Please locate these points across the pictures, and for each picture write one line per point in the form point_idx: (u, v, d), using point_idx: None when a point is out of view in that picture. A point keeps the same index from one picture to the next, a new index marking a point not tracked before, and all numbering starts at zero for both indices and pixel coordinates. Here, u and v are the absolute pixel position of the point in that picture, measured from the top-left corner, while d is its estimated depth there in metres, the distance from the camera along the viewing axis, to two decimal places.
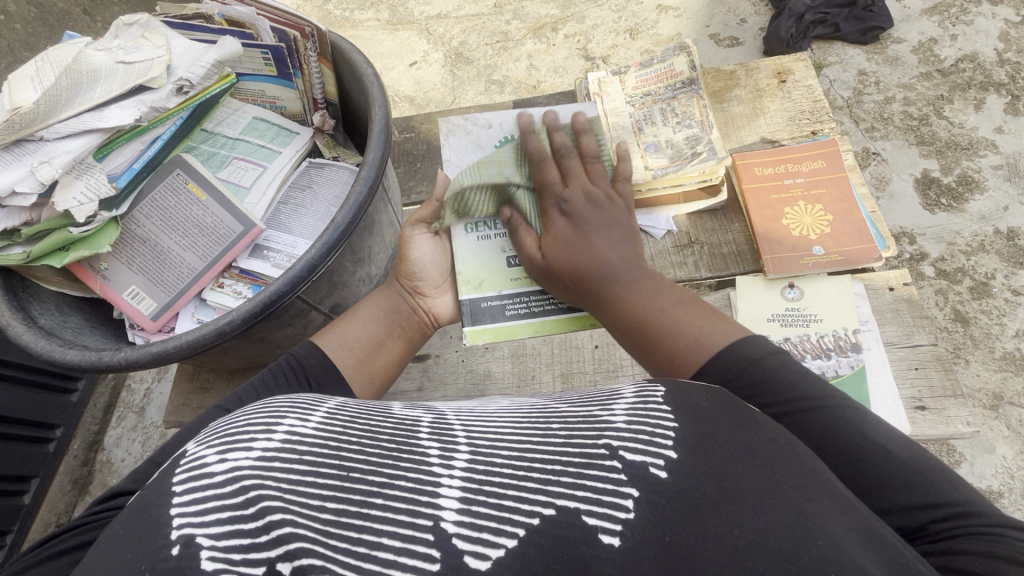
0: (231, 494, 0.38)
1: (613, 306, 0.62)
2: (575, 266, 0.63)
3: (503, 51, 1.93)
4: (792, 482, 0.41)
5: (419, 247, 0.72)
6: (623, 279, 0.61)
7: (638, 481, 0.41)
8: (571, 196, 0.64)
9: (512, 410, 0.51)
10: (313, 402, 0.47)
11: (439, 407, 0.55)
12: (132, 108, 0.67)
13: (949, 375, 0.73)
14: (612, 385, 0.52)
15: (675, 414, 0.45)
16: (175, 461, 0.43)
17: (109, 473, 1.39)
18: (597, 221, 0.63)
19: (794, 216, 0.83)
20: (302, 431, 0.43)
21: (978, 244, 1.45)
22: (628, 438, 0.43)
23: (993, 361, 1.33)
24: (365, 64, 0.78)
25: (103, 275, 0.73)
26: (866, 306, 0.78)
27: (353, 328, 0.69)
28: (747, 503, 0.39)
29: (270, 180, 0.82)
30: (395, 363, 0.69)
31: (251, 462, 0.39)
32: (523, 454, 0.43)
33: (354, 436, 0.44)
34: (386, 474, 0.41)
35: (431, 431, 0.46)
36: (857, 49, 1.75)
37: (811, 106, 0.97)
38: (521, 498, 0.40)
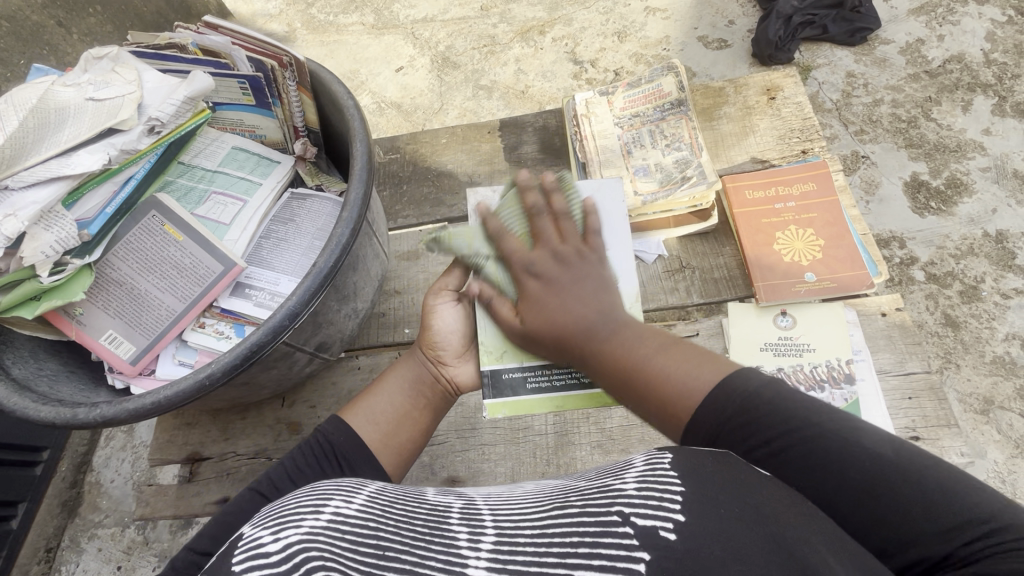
0: (278, 564, 0.40)
1: (598, 310, 0.61)
2: (565, 273, 0.62)
3: (490, 56, 1.90)
4: (794, 535, 0.41)
5: (444, 318, 0.73)
6: (602, 333, 0.61)
7: (649, 546, 0.41)
8: (540, 260, 0.63)
9: (537, 493, 0.53)
10: (355, 488, 0.51)
11: (469, 493, 0.57)
12: (101, 152, 0.66)
13: (943, 404, 0.72)
14: (627, 458, 0.54)
15: (683, 477, 0.46)
16: (232, 543, 0.45)
17: (99, 495, 1.36)
18: (565, 283, 0.62)
19: (785, 242, 0.83)
20: (345, 513, 0.46)
21: (967, 248, 1.45)
22: (638, 503, 0.44)
23: (984, 365, 1.33)
24: (347, 96, 0.75)
25: (79, 321, 0.71)
26: (858, 334, 0.78)
27: (380, 401, 0.69)
28: (753, 560, 0.39)
29: (251, 215, 0.79)
30: (422, 437, 0.70)
31: (300, 536, 0.43)
32: (543, 530, 0.45)
33: (392, 521, 0.47)
34: (418, 554, 0.43)
35: (461, 517, 0.48)
36: (845, 51, 1.74)
37: (801, 124, 0.95)
38: (540, 574, 0.41)
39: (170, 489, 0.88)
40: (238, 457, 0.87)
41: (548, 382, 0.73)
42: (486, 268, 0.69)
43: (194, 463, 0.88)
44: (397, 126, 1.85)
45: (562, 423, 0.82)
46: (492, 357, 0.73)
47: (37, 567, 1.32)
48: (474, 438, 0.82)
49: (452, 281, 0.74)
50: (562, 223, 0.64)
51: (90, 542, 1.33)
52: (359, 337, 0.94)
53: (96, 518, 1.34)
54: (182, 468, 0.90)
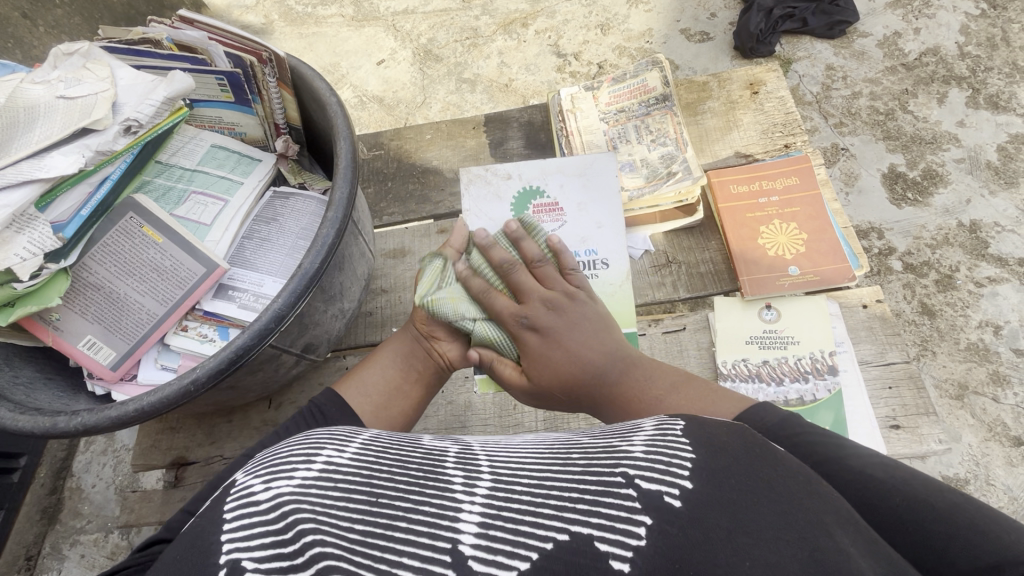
0: (271, 518, 0.40)
1: (604, 355, 0.65)
2: (563, 319, 0.66)
3: (473, 49, 1.88)
4: (811, 517, 0.41)
5: (443, 287, 0.72)
6: (610, 379, 0.64)
7: (653, 510, 0.41)
8: (533, 311, 0.67)
9: (535, 446, 0.52)
10: (349, 436, 0.51)
11: (468, 439, 0.57)
12: (76, 153, 0.64)
13: (922, 392, 0.74)
14: (634, 422, 0.53)
15: (694, 446, 0.45)
16: (224, 491, 0.46)
17: (80, 500, 1.34)
18: (568, 325, 0.66)
19: (769, 236, 0.84)
20: (338, 461, 0.45)
21: (942, 237, 1.48)
22: (644, 467, 0.44)
23: (958, 351, 1.37)
24: (329, 93, 0.74)
25: (56, 326, 0.69)
26: (841, 326, 0.80)
27: (376, 372, 0.70)
28: (763, 535, 0.38)
29: (233, 214, 0.78)
30: (415, 409, 0.69)
31: (291, 489, 0.42)
32: (541, 482, 0.45)
33: (386, 467, 0.46)
34: (413, 500, 0.42)
35: (457, 462, 0.48)
36: (824, 43, 1.76)
37: (783, 119, 0.96)
38: (536, 524, 0.41)
39: (154, 494, 0.86)
40: (224, 461, 0.86)
41: None
42: (475, 328, 0.69)
43: (179, 468, 0.87)
44: (379, 120, 1.82)
45: (551, 420, 0.82)
46: (488, 333, 0.72)
47: None
48: (464, 436, 0.82)
49: (455, 241, 0.74)
50: (545, 269, 0.70)
51: (72, 548, 1.30)
52: (347, 336, 0.93)
53: (78, 524, 1.32)
54: (168, 472, 0.89)
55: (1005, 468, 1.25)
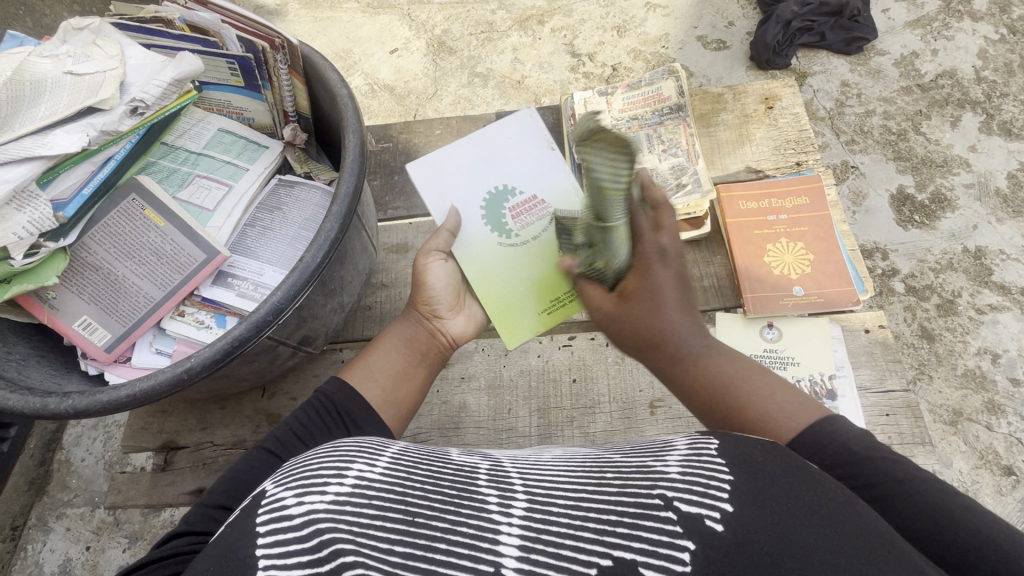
0: (306, 538, 0.41)
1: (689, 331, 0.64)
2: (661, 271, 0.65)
3: (487, 43, 1.87)
4: (854, 544, 0.39)
5: (434, 274, 0.73)
6: (696, 349, 0.63)
7: (694, 534, 0.40)
8: (648, 246, 0.65)
9: (567, 461, 0.52)
10: (379, 448, 0.50)
11: (495, 454, 0.57)
12: (79, 132, 0.63)
13: (919, 422, 0.74)
14: (666, 438, 0.53)
15: (729, 466, 0.45)
16: (256, 499, 0.45)
17: (68, 474, 1.33)
18: (670, 290, 0.64)
19: (776, 254, 0.83)
20: (370, 477, 0.45)
21: (946, 262, 1.47)
22: (682, 489, 0.44)
23: (955, 377, 1.36)
24: (340, 83, 0.73)
25: (52, 305, 0.68)
26: (842, 351, 0.79)
27: (378, 359, 0.69)
28: (809, 553, 0.38)
29: (236, 201, 0.77)
30: (418, 392, 0.69)
31: (325, 507, 0.42)
32: (578, 503, 0.44)
33: (418, 483, 0.46)
34: (448, 520, 0.43)
35: (489, 479, 0.47)
36: (841, 59, 1.74)
37: (796, 135, 0.95)
38: (578, 549, 0.41)
39: (143, 477, 0.86)
40: (214, 447, 0.85)
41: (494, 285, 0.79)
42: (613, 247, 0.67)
43: (169, 452, 0.86)
44: (389, 110, 1.81)
45: (545, 427, 0.82)
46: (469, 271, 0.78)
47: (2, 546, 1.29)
48: (456, 437, 0.82)
49: (437, 241, 0.75)
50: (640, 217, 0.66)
51: (58, 521, 1.29)
52: (344, 329, 0.93)
53: (65, 498, 1.31)
54: (157, 455, 0.89)
55: (994, 496, 1.24)
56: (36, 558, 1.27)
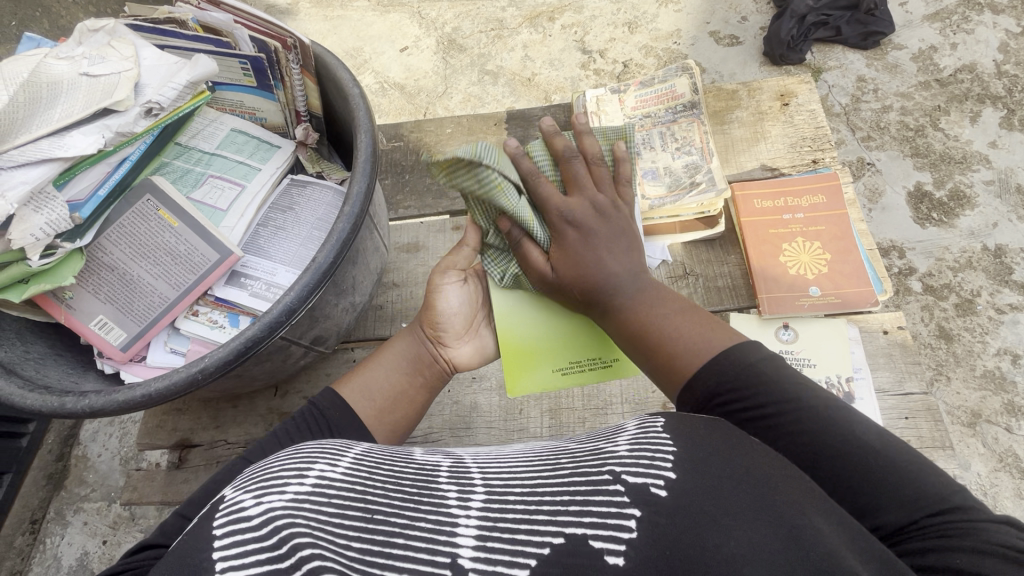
0: (263, 536, 0.39)
1: (624, 267, 0.63)
2: (601, 223, 0.64)
3: (498, 40, 1.86)
4: (793, 502, 0.41)
5: (449, 297, 0.70)
6: (625, 292, 0.63)
7: (641, 502, 0.41)
8: (576, 207, 0.64)
9: (525, 454, 0.52)
10: (341, 449, 0.49)
11: (458, 452, 0.56)
12: (95, 134, 0.63)
13: (939, 425, 0.72)
14: (619, 422, 0.53)
15: (674, 439, 0.46)
16: (213, 506, 0.44)
17: (85, 469, 1.35)
18: (600, 235, 0.63)
19: (792, 254, 0.82)
20: (331, 476, 0.44)
21: (965, 261, 1.44)
22: (629, 463, 0.44)
23: (974, 378, 1.34)
24: (351, 83, 0.72)
25: (68, 305, 0.69)
26: (860, 352, 0.78)
27: (376, 377, 0.69)
28: (745, 516, 0.40)
29: (249, 201, 0.77)
30: (415, 415, 0.69)
31: (283, 504, 0.41)
32: (534, 489, 0.44)
33: (379, 482, 0.45)
34: (407, 516, 0.42)
35: (450, 476, 0.47)
36: (857, 54, 1.71)
37: (813, 133, 0.94)
38: (532, 531, 0.41)
39: (158, 474, 0.87)
40: (228, 446, 0.86)
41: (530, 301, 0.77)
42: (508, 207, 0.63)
43: (183, 450, 0.87)
44: (400, 108, 1.81)
45: (556, 427, 0.81)
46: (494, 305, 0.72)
47: (21, 539, 1.31)
48: (468, 437, 0.81)
49: (459, 260, 0.70)
50: (598, 171, 0.66)
51: (76, 515, 1.31)
52: (356, 329, 0.93)
53: (82, 492, 1.33)
54: (172, 452, 0.90)
55: (1014, 499, 1.22)
56: (54, 551, 1.29)
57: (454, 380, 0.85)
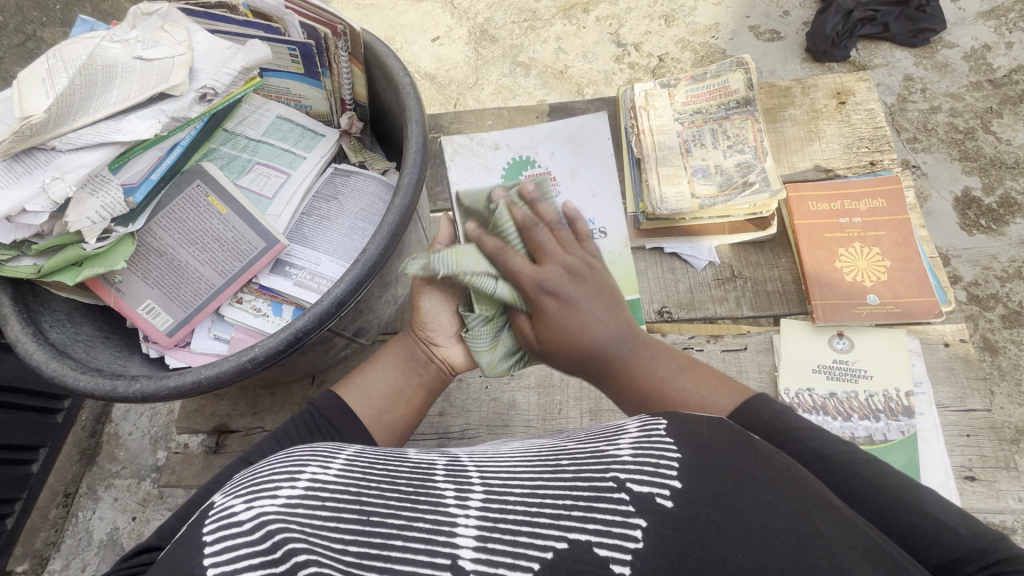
0: (259, 543, 0.37)
1: (608, 335, 0.60)
2: (581, 290, 0.60)
3: (530, 31, 1.83)
4: (793, 505, 0.39)
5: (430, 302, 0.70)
6: (621, 355, 0.60)
7: (646, 513, 0.40)
8: (553, 276, 0.59)
9: (524, 453, 0.50)
10: (334, 451, 0.47)
11: (455, 451, 0.55)
12: (152, 119, 0.63)
13: (1002, 445, 0.69)
14: (619, 422, 0.51)
15: (677, 444, 0.44)
16: (202, 514, 0.42)
17: (117, 446, 1.37)
18: (584, 304, 0.59)
19: (848, 259, 0.79)
20: (324, 478, 0.42)
21: (1014, 270, 1.38)
22: (634, 471, 0.42)
23: (1019, 394, 1.28)
24: (402, 73, 0.71)
25: (118, 288, 0.69)
26: (921, 365, 0.74)
27: (373, 379, 0.68)
28: (751, 525, 0.38)
29: (294, 189, 0.77)
30: (413, 416, 0.68)
31: (276, 509, 0.39)
32: (535, 490, 0.43)
33: (375, 481, 0.43)
34: (405, 516, 0.40)
35: (447, 473, 0.45)
36: (905, 52, 1.64)
37: (871, 133, 0.90)
38: (534, 534, 0.39)
39: (195, 458, 0.88)
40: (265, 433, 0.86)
41: None
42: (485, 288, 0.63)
43: (220, 435, 0.88)
44: (430, 99, 1.79)
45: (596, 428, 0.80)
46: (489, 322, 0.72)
47: (55, 511, 1.34)
48: (505, 435, 0.80)
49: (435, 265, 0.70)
50: (557, 232, 0.63)
51: (107, 491, 1.34)
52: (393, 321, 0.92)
53: (114, 469, 1.36)
54: (209, 437, 0.90)
55: None
56: (86, 525, 1.32)
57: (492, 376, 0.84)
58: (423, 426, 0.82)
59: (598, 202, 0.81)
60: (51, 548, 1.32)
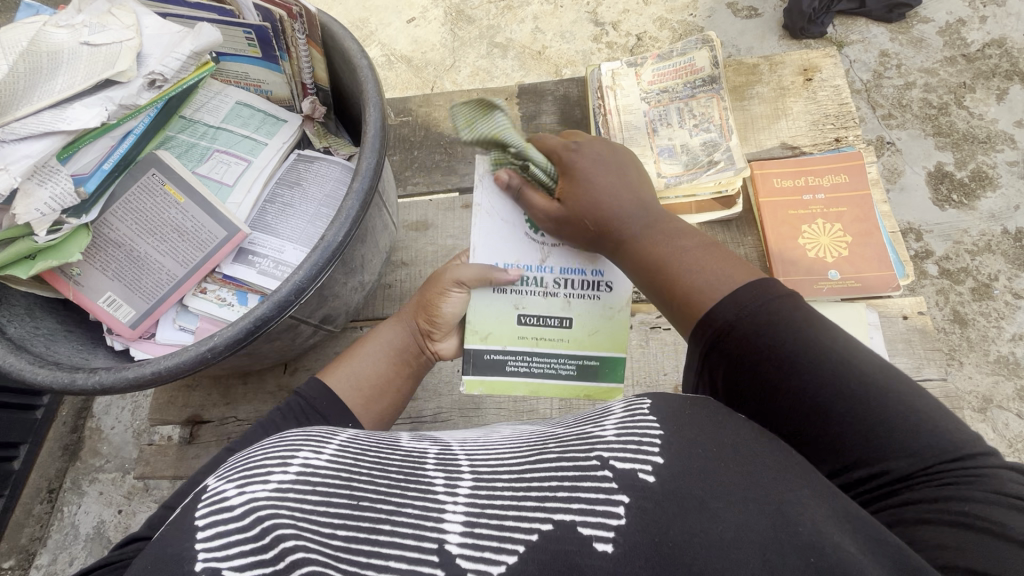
0: (247, 528, 0.38)
1: (629, 207, 0.63)
2: (594, 166, 0.66)
3: (507, 11, 1.80)
4: (775, 474, 0.40)
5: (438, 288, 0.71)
6: (634, 225, 0.62)
7: (628, 488, 0.40)
8: (575, 156, 0.67)
9: (516, 439, 0.50)
10: (328, 435, 0.48)
11: (448, 438, 0.55)
12: (99, 106, 0.62)
13: (956, 413, 0.72)
14: (606, 404, 0.51)
15: (660, 423, 0.44)
16: (197, 496, 0.43)
17: (99, 441, 1.36)
18: (603, 171, 0.65)
19: (811, 236, 0.80)
20: (316, 464, 0.43)
21: (984, 244, 1.40)
22: (617, 448, 0.42)
23: (986, 364, 1.32)
24: (359, 54, 0.69)
25: (76, 281, 0.69)
26: (879, 337, 0.76)
27: (363, 365, 0.69)
28: (733, 502, 0.38)
29: (255, 175, 0.75)
30: (399, 404, 0.70)
31: (268, 494, 0.40)
32: (522, 475, 0.43)
33: (366, 468, 0.44)
34: (394, 502, 0.41)
35: (438, 463, 0.45)
36: (881, 27, 1.64)
37: (836, 109, 0.90)
38: (519, 518, 0.39)
39: (169, 450, 0.88)
40: (238, 422, 0.86)
41: (528, 368, 0.73)
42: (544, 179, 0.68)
43: (195, 426, 0.88)
44: (407, 82, 1.76)
45: (566, 409, 0.81)
46: (478, 337, 0.72)
47: (39, 507, 1.34)
48: (477, 418, 0.81)
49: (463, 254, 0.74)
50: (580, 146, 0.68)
51: (92, 486, 1.33)
52: (365, 308, 0.92)
53: (97, 463, 1.35)
54: (184, 428, 0.90)
55: None
56: (71, 519, 1.32)
57: None
58: None
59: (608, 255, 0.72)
60: (37, 543, 1.32)
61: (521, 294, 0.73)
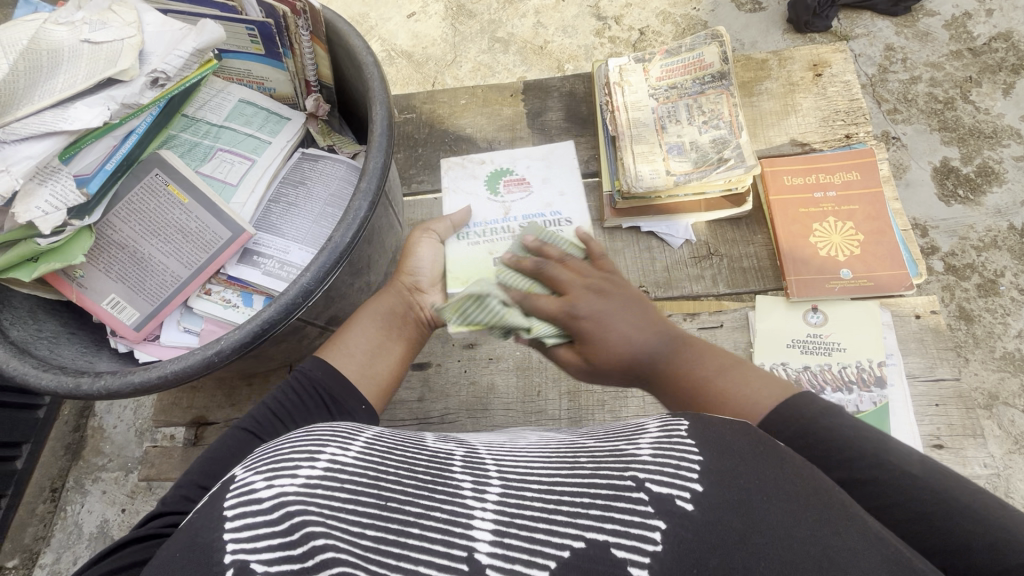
0: (276, 523, 0.38)
1: (650, 339, 0.58)
2: (606, 304, 0.58)
3: (509, 6, 1.78)
4: (816, 512, 0.38)
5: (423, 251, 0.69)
6: (659, 355, 0.58)
7: (665, 514, 0.39)
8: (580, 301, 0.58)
9: (542, 447, 0.49)
10: (354, 431, 0.47)
11: (471, 439, 0.54)
12: (100, 106, 0.60)
13: (970, 413, 0.71)
14: (638, 420, 0.50)
15: (701, 448, 0.42)
16: (224, 485, 0.43)
17: (101, 440, 1.36)
18: (615, 310, 0.58)
19: (822, 234, 0.79)
20: (343, 460, 0.42)
21: (990, 239, 1.39)
22: (654, 470, 0.41)
23: (992, 360, 1.31)
24: (366, 51, 0.68)
25: (80, 283, 0.68)
26: (892, 337, 0.76)
27: (354, 335, 0.65)
28: (777, 536, 0.37)
29: (260, 175, 0.74)
30: (399, 369, 0.65)
31: (296, 490, 0.39)
32: (552, 487, 0.42)
33: (393, 467, 0.43)
34: (423, 505, 0.40)
35: (465, 465, 0.45)
36: (886, 21, 1.62)
37: (847, 105, 0.89)
38: (550, 531, 0.39)
39: (175, 451, 0.87)
40: None
41: None
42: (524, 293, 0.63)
43: (199, 428, 0.87)
44: (407, 77, 1.74)
45: (575, 410, 0.80)
46: None
47: (43, 506, 1.34)
48: (485, 419, 0.80)
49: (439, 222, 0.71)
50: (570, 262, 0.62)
51: (95, 485, 1.33)
52: None
53: (100, 462, 1.34)
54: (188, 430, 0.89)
55: None
56: (75, 518, 1.31)
57: (471, 361, 0.84)
58: (403, 412, 0.82)
59: (569, 201, 0.74)
60: (41, 542, 1.31)
61: (493, 241, 0.71)
